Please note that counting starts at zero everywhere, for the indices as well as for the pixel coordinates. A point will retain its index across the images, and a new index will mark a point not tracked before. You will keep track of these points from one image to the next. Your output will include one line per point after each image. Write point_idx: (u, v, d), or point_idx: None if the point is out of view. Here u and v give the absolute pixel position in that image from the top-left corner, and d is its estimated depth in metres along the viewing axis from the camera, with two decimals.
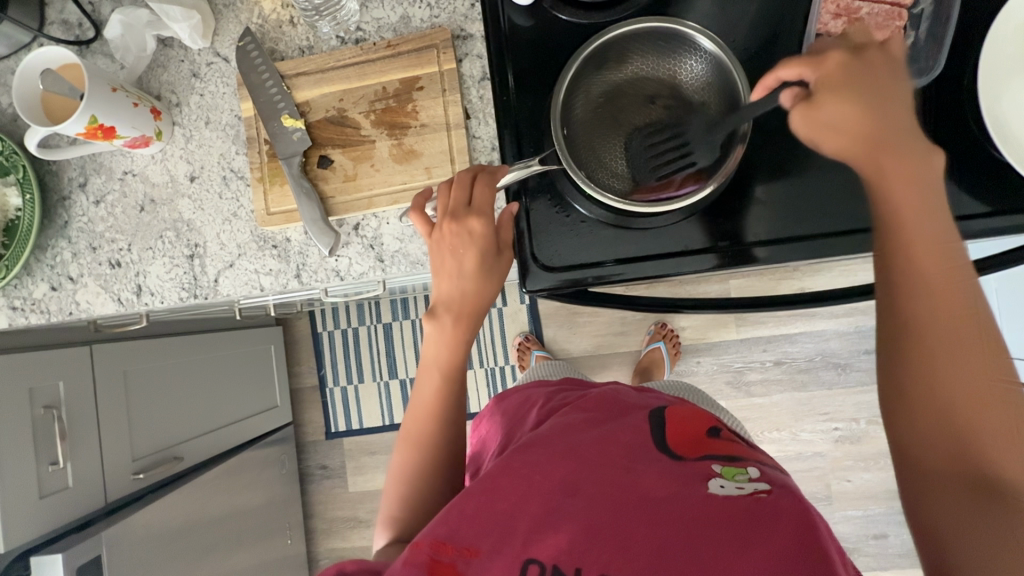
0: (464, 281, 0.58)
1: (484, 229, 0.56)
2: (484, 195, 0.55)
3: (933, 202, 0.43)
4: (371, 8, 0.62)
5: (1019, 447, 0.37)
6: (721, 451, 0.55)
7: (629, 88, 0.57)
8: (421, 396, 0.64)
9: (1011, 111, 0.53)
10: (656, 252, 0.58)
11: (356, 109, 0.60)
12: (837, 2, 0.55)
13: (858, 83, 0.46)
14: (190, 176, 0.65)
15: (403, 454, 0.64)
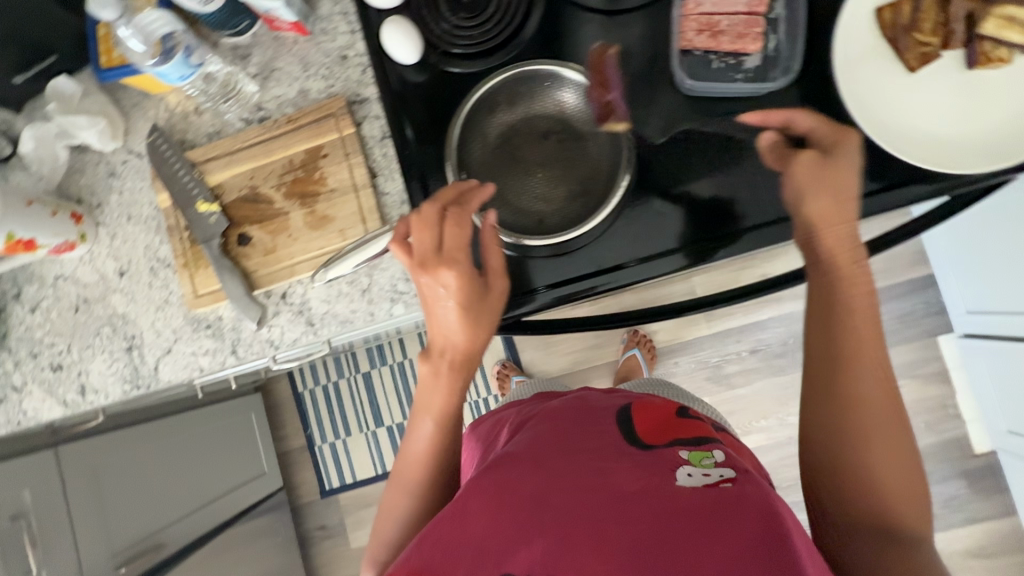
0: (453, 333, 0.55)
1: (450, 266, 0.53)
2: (456, 234, 0.54)
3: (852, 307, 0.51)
4: (271, 87, 0.65)
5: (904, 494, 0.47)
6: (688, 436, 0.59)
7: (523, 129, 0.60)
8: (413, 446, 0.62)
9: (872, 95, 0.55)
10: (576, 274, 0.60)
11: (267, 184, 0.62)
12: (697, 19, 0.58)
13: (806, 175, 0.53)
14: (120, 272, 0.66)
15: (392, 492, 0.63)
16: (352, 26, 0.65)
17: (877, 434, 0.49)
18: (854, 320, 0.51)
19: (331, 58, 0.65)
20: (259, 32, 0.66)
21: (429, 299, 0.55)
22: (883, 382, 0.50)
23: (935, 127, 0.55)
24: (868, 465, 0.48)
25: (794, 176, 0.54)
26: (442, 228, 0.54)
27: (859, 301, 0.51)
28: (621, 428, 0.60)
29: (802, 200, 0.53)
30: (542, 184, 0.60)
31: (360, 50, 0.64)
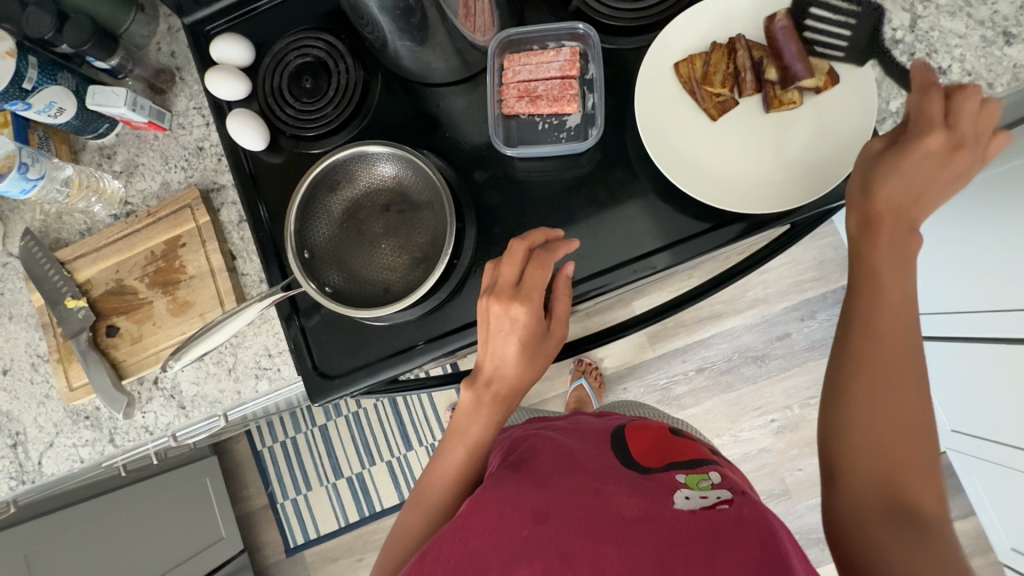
0: (507, 369, 0.55)
1: (528, 302, 0.53)
2: (537, 273, 0.54)
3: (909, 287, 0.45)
4: (135, 182, 0.69)
5: (922, 474, 0.41)
6: (684, 460, 0.58)
7: (365, 202, 0.63)
8: (437, 472, 0.59)
9: (680, 145, 0.59)
10: (435, 333, 0.63)
11: (131, 276, 0.65)
12: (516, 88, 0.62)
13: (925, 164, 0.45)
14: (3, 370, 0.69)
15: (407, 514, 0.58)
16: (207, 120, 0.69)
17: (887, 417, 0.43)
18: (881, 290, 0.45)
19: (189, 151, 0.68)
20: (122, 131, 0.70)
21: (493, 334, 0.55)
22: (892, 366, 0.44)
23: (741, 169, 0.58)
24: (872, 450, 0.42)
25: (909, 164, 0.45)
26: (525, 265, 0.55)
27: (889, 295, 0.45)
28: (618, 455, 0.58)
29: (879, 180, 0.46)
30: (383, 254, 0.62)
31: (215, 140, 0.68)
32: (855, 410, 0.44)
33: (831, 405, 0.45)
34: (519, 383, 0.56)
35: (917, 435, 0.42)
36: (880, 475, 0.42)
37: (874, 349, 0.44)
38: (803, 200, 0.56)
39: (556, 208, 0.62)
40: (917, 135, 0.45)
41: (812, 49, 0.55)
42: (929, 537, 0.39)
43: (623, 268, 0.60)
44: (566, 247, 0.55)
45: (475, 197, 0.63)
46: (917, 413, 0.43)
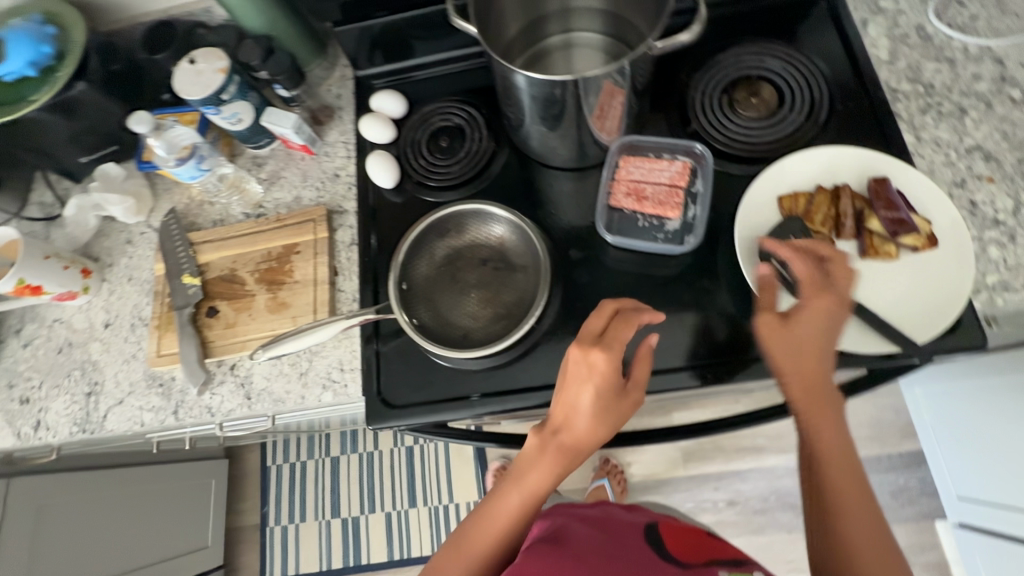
0: (580, 419, 0.55)
1: (614, 353, 0.54)
2: (623, 329, 0.55)
3: (851, 449, 0.52)
4: (273, 191, 0.78)
5: None
6: (728, 558, 0.55)
7: (465, 252, 0.69)
8: (481, 520, 0.56)
9: None
10: (499, 388, 0.65)
11: (245, 268, 0.73)
12: (626, 185, 0.68)
13: (795, 342, 0.53)
14: (105, 323, 0.76)
15: (443, 558, 0.55)
16: (349, 154, 0.78)
17: None
18: (828, 466, 0.52)
19: (326, 175, 0.78)
20: (276, 147, 0.80)
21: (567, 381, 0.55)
22: (870, 533, 0.49)
23: None
24: None
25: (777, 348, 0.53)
26: (611, 321, 0.57)
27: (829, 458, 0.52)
28: (654, 546, 0.57)
29: (780, 368, 0.53)
30: (472, 301, 0.67)
31: (351, 172, 0.77)
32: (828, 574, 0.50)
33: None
34: (588, 433, 0.55)
35: None
36: None
37: (853, 528, 0.50)
38: (882, 349, 0.57)
39: (641, 299, 0.65)
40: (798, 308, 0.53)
41: (913, 211, 0.59)
42: None
43: (696, 371, 0.61)
44: (654, 315, 0.57)
45: (567, 271, 0.68)
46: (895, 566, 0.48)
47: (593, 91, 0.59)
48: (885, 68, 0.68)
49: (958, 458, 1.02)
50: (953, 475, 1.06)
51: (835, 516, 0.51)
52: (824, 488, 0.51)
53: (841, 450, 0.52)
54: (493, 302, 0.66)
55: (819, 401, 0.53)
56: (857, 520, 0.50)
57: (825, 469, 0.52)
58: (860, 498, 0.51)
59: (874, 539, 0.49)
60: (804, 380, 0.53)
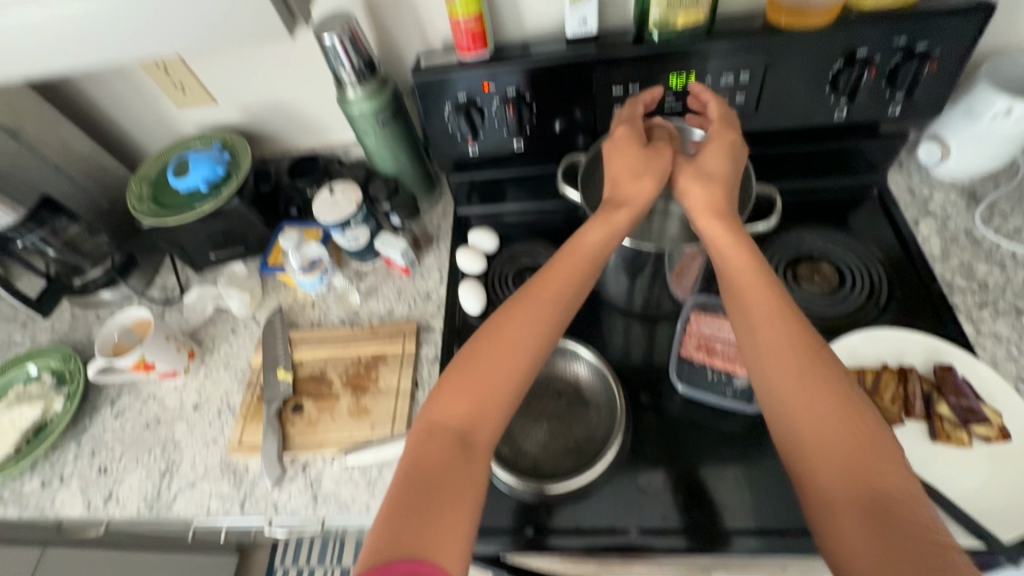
0: (616, 158, 0.64)
1: (641, 153, 0.64)
2: (631, 186, 0.63)
3: (808, 335, 0.53)
4: (370, 302, 0.87)
5: (927, 534, 0.42)
6: None
7: (541, 382, 0.73)
8: (462, 361, 0.57)
9: None
10: (564, 527, 0.64)
11: (335, 370, 0.79)
12: (696, 338, 0.74)
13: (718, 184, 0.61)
14: (194, 405, 0.81)
15: (416, 444, 0.53)
16: (442, 277, 0.88)
17: (844, 439, 0.48)
18: (762, 329, 0.55)
19: (419, 294, 0.87)
20: (378, 264, 0.91)
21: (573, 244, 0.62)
22: (825, 399, 0.50)
23: None
24: (850, 505, 0.45)
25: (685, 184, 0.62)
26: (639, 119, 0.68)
27: (787, 344, 0.53)
28: None
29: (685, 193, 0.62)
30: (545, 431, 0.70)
31: (442, 294, 0.86)
32: (802, 480, 0.49)
33: (799, 476, 0.49)
34: (571, 266, 0.61)
35: (908, 496, 0.45)
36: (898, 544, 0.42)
37: (826, 435, 0.48)
38: (965, 543, 0.56)
39: (710, 453, 0.67)
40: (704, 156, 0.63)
41: (982, 400, 0.62)
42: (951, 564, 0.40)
43: (771, 538, 0.60)
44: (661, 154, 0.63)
45: (637, 413, 0.71)
46: (880, 442, 0.48)
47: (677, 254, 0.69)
48: (940, 263, 0.75)
49: None
50: None
51: (769, 372, 0.53)
52: (743, 301, 0.57)
53: (798, 339, 0.53)
54: (565, 435, 0.69)
55: (766, 292, 0.56)
56: (814, 412, 0.50)
57: (775, 370, 0.53)
58: (831, 391, 0.50)
59: (869, 439, 0.48)
60: (733, 278, 0.58)
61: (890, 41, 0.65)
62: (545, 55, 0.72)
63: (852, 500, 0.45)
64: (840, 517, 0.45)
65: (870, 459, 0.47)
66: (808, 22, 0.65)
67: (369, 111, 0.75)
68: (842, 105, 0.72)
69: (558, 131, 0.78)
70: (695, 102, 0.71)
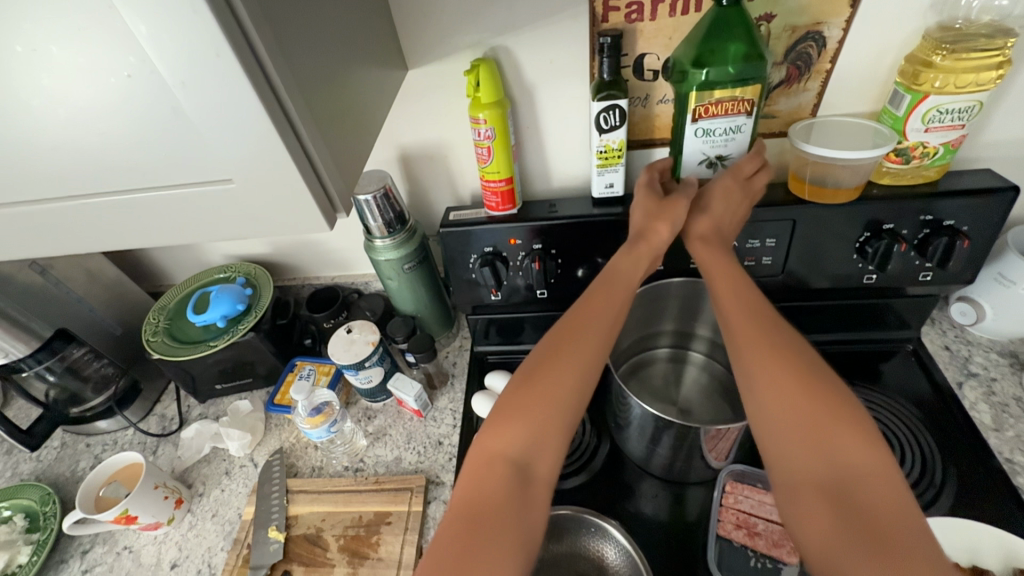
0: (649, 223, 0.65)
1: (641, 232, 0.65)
2: (630, 264, 0.64)
3: (803, 352, 0.53)
4: (376, 446, 0.81)
5: (884, 473, 0.45)
6: None
7: (562, 562, 0.65)
8: (503, 407, 0.53)
9: None
10: None
11: (331, 530, 0.71)
12: (735, 514, 0.66)
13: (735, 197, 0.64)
14: (172, 563, 0.72)
15: (461, 492, 0.50)
16: (455, 422, 0.83)
17: (832, 445, 0.47)
18: (734, 327, 0.57)
19: (430, 440, 0.81)
20: (388, 403, 0.87)
21: (602, 296, 0.61)
22: (806, 405, 0.49)
23: None
24: (818, 518, 0.45)
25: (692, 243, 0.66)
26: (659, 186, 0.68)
27: (764, 348, 0.54)
28: None
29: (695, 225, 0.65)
30: None
31: (453, 441, 0.80)
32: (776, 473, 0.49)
33: (778, 481, 0.49)
34: (608, 295, 0.61)
35: (894, 497, 0.43)
36: (863, 549, 0.41)
37: (797, 445, 0.48)
38: None
39: None
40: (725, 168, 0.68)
41: None
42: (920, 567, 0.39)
43: None
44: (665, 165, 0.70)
45: None
46: (863, 428, 0.47)
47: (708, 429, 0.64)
48: (994, 435, 0.69)
49: None
50: None
51: (750, 374, 0.53)
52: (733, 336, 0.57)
53: (774, 351, 0.53)
54: None
55: (754, 321, 0.57)
56: (789, 425, 0.49)
57: (757, 370, 0.53)
58: (809, 393, 0.50)
59: (853, 431, 0.47)
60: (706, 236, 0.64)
61: (912, 214, 0.66)
62: (569, 213, 0.74)
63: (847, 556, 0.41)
64: (809, 519, 0.45)
65: (855, 454, 0.46)
66: (831, 197, 0.66)
67: (394, 260, 0.76)
68: (870, 269, 0.72)
69: (580, 280, 0.78)
70: (745, 167, 0.63)
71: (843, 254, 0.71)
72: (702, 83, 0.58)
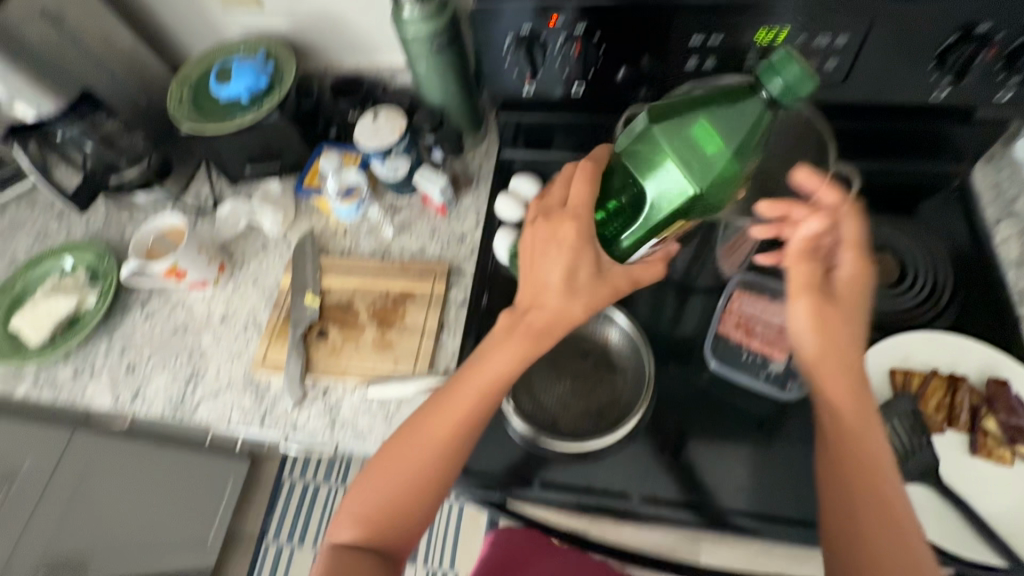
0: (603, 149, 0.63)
1: (604, 278, 0.57)
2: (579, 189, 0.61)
3: (864, 401, 0.55)
4: (401, 237, 0.85)
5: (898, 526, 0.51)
6: None
7: (570, 341, 0.71)
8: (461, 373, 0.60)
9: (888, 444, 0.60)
10: (579, 485, 0.65)
11: (361, 301, 0.78)
12: (737, 316, 0.70)
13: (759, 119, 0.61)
14: (221, 318, 0.81)
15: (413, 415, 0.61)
16: (478, 221, 0.85)
17: (873, 498, 0.52)
18: (813, 342, 0.56)
19: (453, 235, 0.84)
20: (413, 199, 0.88)
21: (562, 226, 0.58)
22: (860, 455, 0.54)
23: (935, 491, 0.59)
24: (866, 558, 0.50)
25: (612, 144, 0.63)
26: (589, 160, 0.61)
27: (836, 385, 0.56)
28: None
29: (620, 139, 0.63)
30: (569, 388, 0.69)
31: (476, 237, 0.84)
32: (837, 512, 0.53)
33: (841, 516, 0.53)
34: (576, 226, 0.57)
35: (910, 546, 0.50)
36: None
37: (858, 490, 0.53)
38: (984, 557, 0.55)
39: (730, 433, 0.66)
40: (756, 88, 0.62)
41: None
42: None
43: (774, 523, 0.61)
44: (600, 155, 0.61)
45: (664, 384, 0.69)
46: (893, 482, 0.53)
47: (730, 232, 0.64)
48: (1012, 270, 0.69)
49: None
50: None
51: (835, 413, 0.55)
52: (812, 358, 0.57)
53: (857, 403, 0.55)
54: (589, 394, 0.68)
55: (836, 348, 0.56)
56: (853, 469, 0.53)
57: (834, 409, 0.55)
58: (864, 449, 0.54)
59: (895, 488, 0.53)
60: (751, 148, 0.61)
61: (1018, 14, 0.57)
62: None
63: None
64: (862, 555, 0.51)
65: (885, 509, 0.52)
66: None
67: (423, 34, 0.70)
68: (945, 84, 0.65)
69: (622, 77, 0.72)
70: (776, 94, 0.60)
71: (921, 64, 0.64)
72: (704, 204, 0.53)
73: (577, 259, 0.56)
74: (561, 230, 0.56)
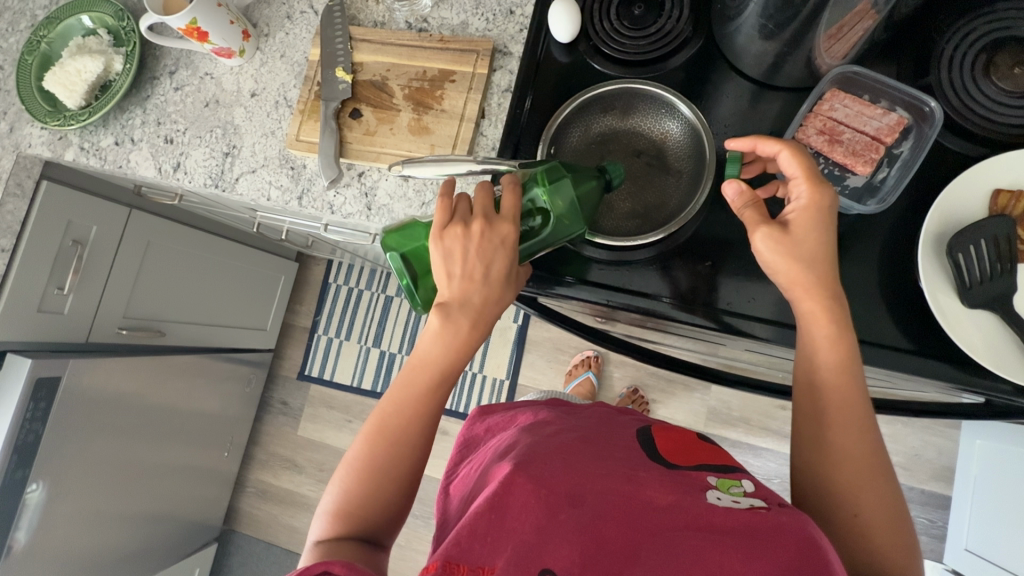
0: (510, 210, 0.53)
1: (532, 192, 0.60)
2: (445, 342, 0.55)
3: (850, 335, 0.53)
4: (441, 9, 0.74)
5: (872, 463, 0.53)
6: (714, 464, 0.58)
7: (621, 137, 0.65)
8: (406, 391, 0.57)
9: (964, 267, 0.55)
10: (613, 284, 0.64)
11: (396, 81, 0.71)
12: (823, 121, 0.60)
13: (800, 223, 0.53)
14: (252, 93, 0.77)
15: (370, 443, 0.56)
16: None
17: (852, 438, 0.53)
18: (815, 266, 0.53)
19: (501, 9, 0.73)
20: None
21: (467, 266, 0.53)
22: (843, 393, 0.53)
23: (996, 317, 0.55)
24: (836, 491, 0.52)
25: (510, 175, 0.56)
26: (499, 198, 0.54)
27: (830, 322, 0.52)
28: (644, 448, 0.60)
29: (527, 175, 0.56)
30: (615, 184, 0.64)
31: (527, 13, 0.72)
32: (814, 451, 0.54)
33: (817, 457, 0.54)
34: (496, 242, 0.53)
35: (874, 471, 0.52)
36: (849, 506, 0.52)
37: (833, 429, 0.53)
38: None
39: None
40: (795, 220, 0.54)
41: None
42: (890, 536, 0.51)
43: None
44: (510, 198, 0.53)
45: (718, 191, 0.64)
46: (868, 418, 0.53)
47: (845, 2, 0.52)
48: None
49: (1009, 514, 0.97)
50: (998, 523, 1.00)
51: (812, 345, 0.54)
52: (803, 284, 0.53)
53: (837, 332, 0.52)
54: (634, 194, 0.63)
55: (823, 278, 0.53)
56: (833, 407, 0.53)
57: (816, 345, 0.53)
58: (847, 385, 0.53)
59: (866, 423, 0.53)
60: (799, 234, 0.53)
61: None
62: None
63: (842, 511, 0.52)
64: (829, 488, 0.53)
65: (860, 445, 0.53)
66: None
67: None
68: None
69: None
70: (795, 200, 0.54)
71: None
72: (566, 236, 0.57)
73: (487, 254, 0.53)
74: (495, 260, 0.53)
